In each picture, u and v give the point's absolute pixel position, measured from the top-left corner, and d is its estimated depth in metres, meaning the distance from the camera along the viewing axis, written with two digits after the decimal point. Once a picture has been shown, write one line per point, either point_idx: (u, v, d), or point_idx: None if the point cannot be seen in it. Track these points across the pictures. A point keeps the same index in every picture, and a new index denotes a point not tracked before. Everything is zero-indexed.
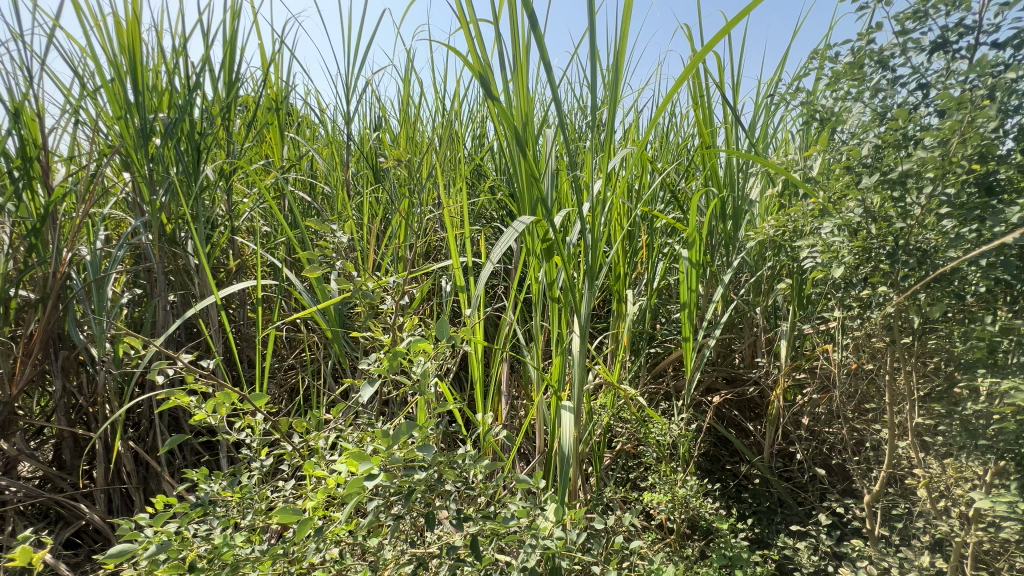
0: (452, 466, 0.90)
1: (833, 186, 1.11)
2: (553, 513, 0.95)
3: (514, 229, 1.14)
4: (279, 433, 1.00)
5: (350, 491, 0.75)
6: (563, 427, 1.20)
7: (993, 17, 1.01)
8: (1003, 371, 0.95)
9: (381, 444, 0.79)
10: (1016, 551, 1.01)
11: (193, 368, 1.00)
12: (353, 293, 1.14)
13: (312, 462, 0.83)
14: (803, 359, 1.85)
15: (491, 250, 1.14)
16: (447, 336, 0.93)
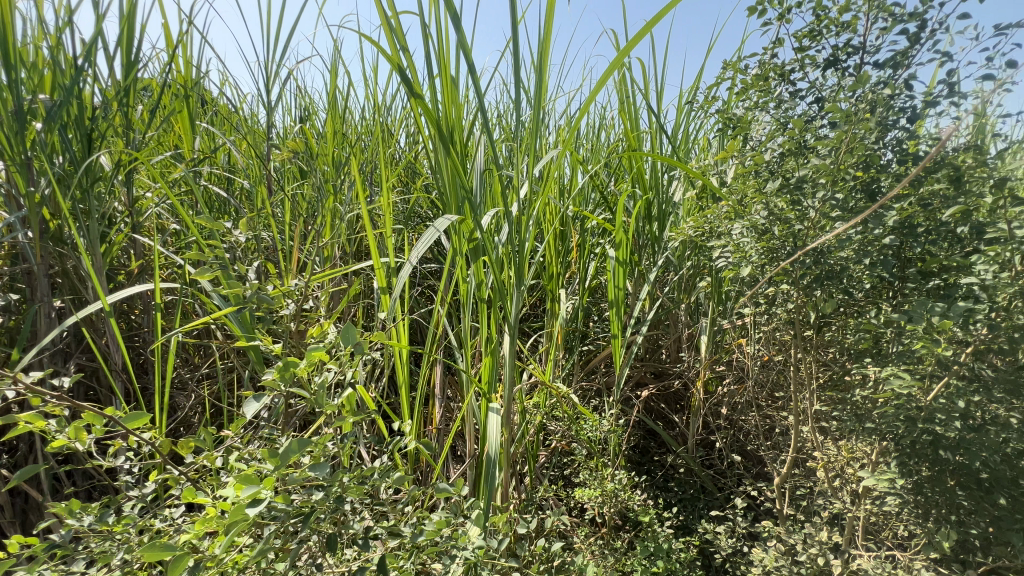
0: (363, 481, 0.85)
1: (743, 190, 1.18)
2: (474, 521, 0.93)
3: (435, 229, 1.10)
4: (166, 456, 0.90)
5: (231, 520, 0.68)
6: (489, 430, 1.18)
7: (875, 40, 1.12)
8: (884, 359, 1.06)
9: (272, 465, 0.73)
10: (896, 521, 1.12)
11: (45, 391, 0.88)
12: (248, 299, 1.08)
13: (193, 488, 0.75)
14: (722, 353, 1.97)
15: (411, 250, 1.09)
16: (353, 344, 0.89)
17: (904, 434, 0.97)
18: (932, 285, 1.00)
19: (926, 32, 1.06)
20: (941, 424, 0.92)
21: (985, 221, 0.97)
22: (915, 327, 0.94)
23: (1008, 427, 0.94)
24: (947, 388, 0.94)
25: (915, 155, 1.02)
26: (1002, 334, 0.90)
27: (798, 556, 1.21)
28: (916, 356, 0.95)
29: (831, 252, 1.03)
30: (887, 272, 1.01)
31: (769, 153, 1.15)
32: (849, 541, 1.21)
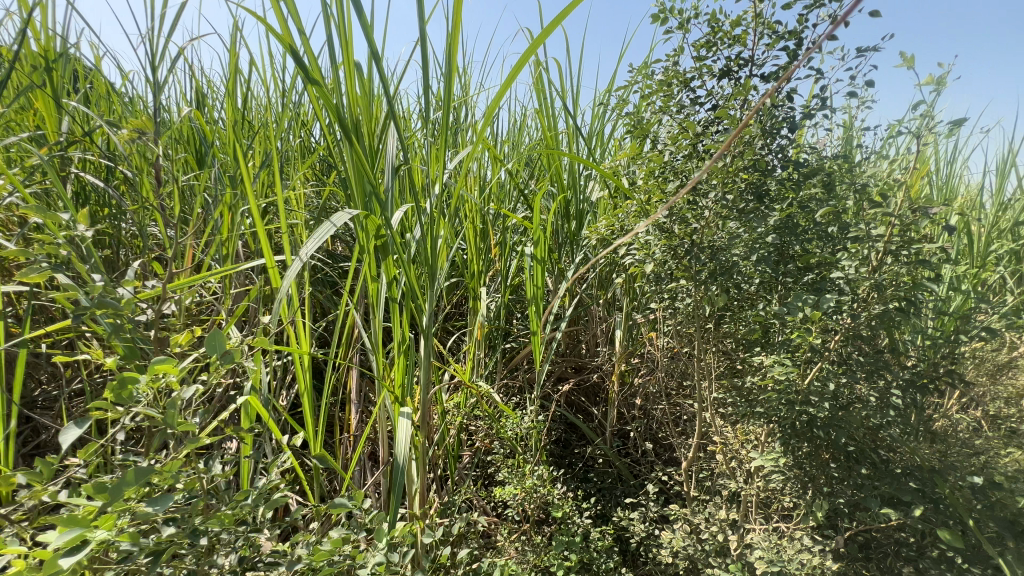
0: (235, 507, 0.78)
1: (648, 191, 1.24)
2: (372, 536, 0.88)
3: (332, 222, 1.01)
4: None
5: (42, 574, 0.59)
6: (397, 437, 1.15)
7: (761, 54, 1.21)
8: (769, 348, 1.16)
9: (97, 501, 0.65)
10: (780, 495, 1.24)
11: None
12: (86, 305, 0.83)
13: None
14: (636, 346, 2.06)
15: (302, 244, 0.99)
16: (223, 353, 0.80)
17: (786, 415, 1.07)
18: (807, 280, 1.08)
19: (802, 50, 1.17)
20: (815, 405, 1.02)
21: (850, 222, 1.10)
22: (793, 318, 1.03)
23: (867, 404, 1.06)
24: (820, 373, 1.05)
25: (794, 162, 1.12)
26: (862, 323, 1.02)
27: (700, 535, 1.29)
28: (795, 345, 1.06)
29: (725, 250, 1.11)
30: (773, 269, 1.10)
31: (672, 155, 1.21)
32: (744, 516, 1.31)
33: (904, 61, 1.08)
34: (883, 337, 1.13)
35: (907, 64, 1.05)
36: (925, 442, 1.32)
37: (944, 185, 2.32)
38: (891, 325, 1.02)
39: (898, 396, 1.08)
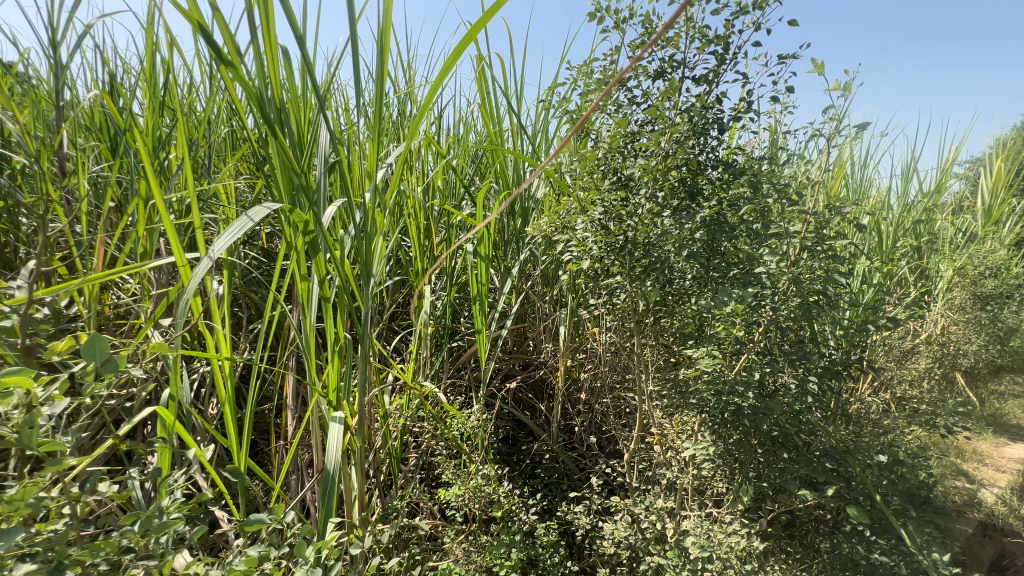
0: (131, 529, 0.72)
1: (586, 188, 1.25)
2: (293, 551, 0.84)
3: (247, 218, 0.89)
4: None
5: None
6: (328, 443, 1.05)
7: (692, 57, 1.26)
8: (701, 340, 1.20)
9: None
10: (711, 481, 1.29)
11: None
12: None
13: None
14: (580, 341, 2.09)
15: (212, 241, 0.87)
16: (103, 361, 0.72)
17: (714, 406, 1.11)
18: (733, 275, 1.14)
19: (730, 54, 1.22)
20: (742, 395, 1.07)
21: (771, 220, 1.16)
22: (721, 311, 1.08)
23: (787, 392, 1.13)
24: (746, 364, 1.10)
25: (722, 163, 1.17)
26: (782, 313, 1.08)
27: (639, 524, 1.32)
28: (723, 336, 1.11)
29: (658, 246, 1.14)
30: (703, 264, 1.15)
31: (609, 153, 1.22)
32: (680, 503, 1.36)
33: (817, 67, 1.16)
34: (801, 327, 1.20)
35: (819, 71, 1.12)
36: (838, 424, 1.42)
37: (857, 186, 2.52)
38: (807, 314, 1.09)
39: (814, 382, 1.16)
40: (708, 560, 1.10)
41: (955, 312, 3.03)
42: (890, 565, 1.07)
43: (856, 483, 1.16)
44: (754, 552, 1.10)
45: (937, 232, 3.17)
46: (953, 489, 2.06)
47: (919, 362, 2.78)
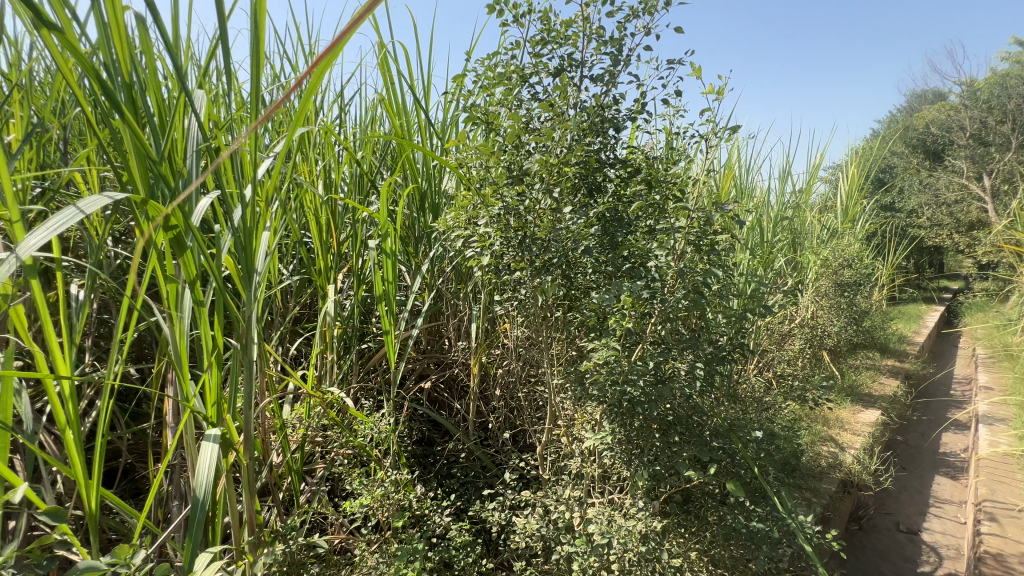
0: None
1: (487, 184, 1.24)
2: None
3: (75, 211, 0.73)
4: None
5: None
6: (198, 464, 0.92)
7: (590, 56, 1.28)
8: (600, 333, 1.24)
9: None
10: (611, 468, 1.34)
11: None
12: None
13: None
14: (493, 338, 2.08)
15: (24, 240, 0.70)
16: None
17: (613, 395, 1.16)
18: (626, 268, 1.19)
19: (623, 56, 1.26)
20: (637, 383, 1.12)
21: (662, 217, 1.22)
22: (617, 304, 1.12)
23: (678, 378, 1.20)
24: (643, 353, 1.16)
25: (618, 161, 1.21)
26: (672, 303, 1.15)
27: (548, 515, 1.35)
28: (621, 328, 1.15)
29: (557, 242, 1.16)
30: (601, 259, 1.18)
31: (511, 148, 1.22)
32: (587, 491, 1.40)
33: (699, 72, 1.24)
34: (691, 317, 1.29)
35: (700, 75, 1.20)
36: (726, 404, 1.55)
37: (744, 187, 2.77)
38: (694, 304, 1.16)
39: (702, 367, 1.25)
40: (607, 545, 1.15)
41: (821, 298, 3.47)
42: (766, 530, 1.18)
43: (739, 458, 1.26)
44: (649, 532, 1.16)
45: (809, 228, 3.60)
46: (821, 453, 2.35)
47: (795, 344, 3.13)
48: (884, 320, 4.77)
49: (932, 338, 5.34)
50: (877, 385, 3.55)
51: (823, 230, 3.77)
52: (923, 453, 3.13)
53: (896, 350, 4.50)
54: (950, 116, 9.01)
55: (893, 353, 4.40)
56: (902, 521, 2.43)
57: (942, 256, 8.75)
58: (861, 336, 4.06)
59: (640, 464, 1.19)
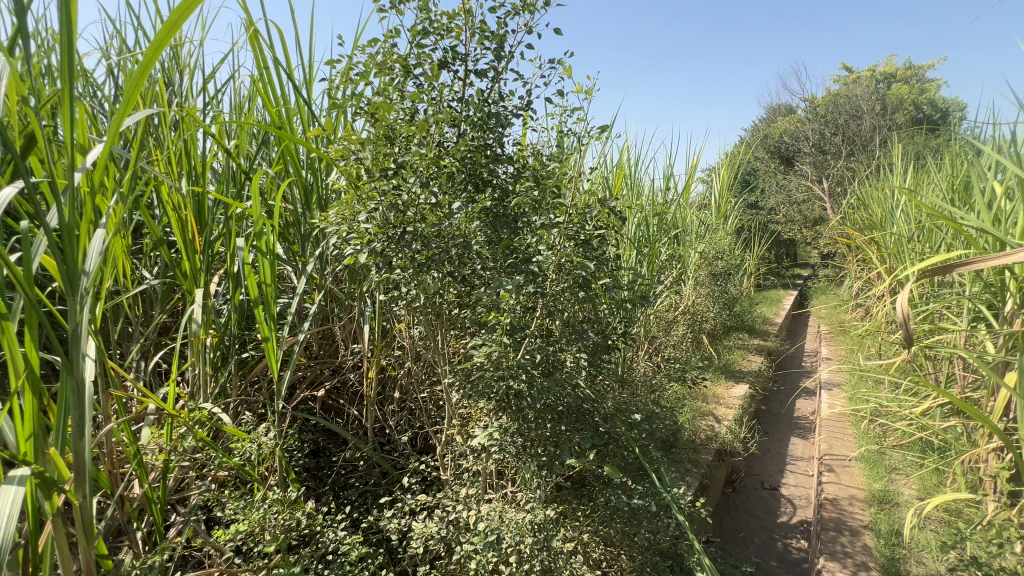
0: None
1: (365, 179, 1.16)
2: None
3: None
4: None
5: None
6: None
7: (473, 50, 1.26)
8: (487, 330, 1.23)
9: None
10: (504, 463, 1.35)
11: None
12: None
13: None
14: (390, 339, 2.00)
15: None
16: None
17: (499, 390, 1.17)
18: (509, 264, 1.20)
19: (504, 52, 1.26)
20: (523, 377, 1.15)
21: (546, 213, 1.26)
22: (502, 299, 1.12)
23: (563, 369, 1.24)
24: (529, 347, 1.18)
25: (501, 157, 1.22)
26: (554, 296, 1.19)
27: (444, 518, 1.33)
28: (507, 322, 1.17)
29: (440, 237, 1.13)
30: (485, 256, 1.18)
31: (393, 140, 1.17)
32: (483, 488, 1.41)
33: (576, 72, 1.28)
34: (577, 308, 1.35)
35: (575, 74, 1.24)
36: (613, 389, 1.64)
37: (632, 185, 2.96)
38: (575, 295, 1.22)
39: (586, 357, 1.31)
40: (498, 540, 1.16)
41: (700, 287, 3.83)
42: (646, 505, 1.27)
43: (621, 440, 1.35)
44: (540, 522, 1.20)
45: (690, 223, 3.95)
46: (700, 427, 2.60)
47: (678, 330, 3.44)
48: (750, 304, 5.43)
49: (788, 318, 6.20)
50: (746, 362, 4.03)
51: (700, 226, 4.17)
52: (782, 418, 3.62)
53: (760, 330, 5.13)
54: (798, 127, 10.49)
55: (758, 333, 5.02)
56: (766, 480, 2.78)
57: (795, 247, 10.18)
58: (733, 319, 4.58)
59: (529, 456, 1.22)
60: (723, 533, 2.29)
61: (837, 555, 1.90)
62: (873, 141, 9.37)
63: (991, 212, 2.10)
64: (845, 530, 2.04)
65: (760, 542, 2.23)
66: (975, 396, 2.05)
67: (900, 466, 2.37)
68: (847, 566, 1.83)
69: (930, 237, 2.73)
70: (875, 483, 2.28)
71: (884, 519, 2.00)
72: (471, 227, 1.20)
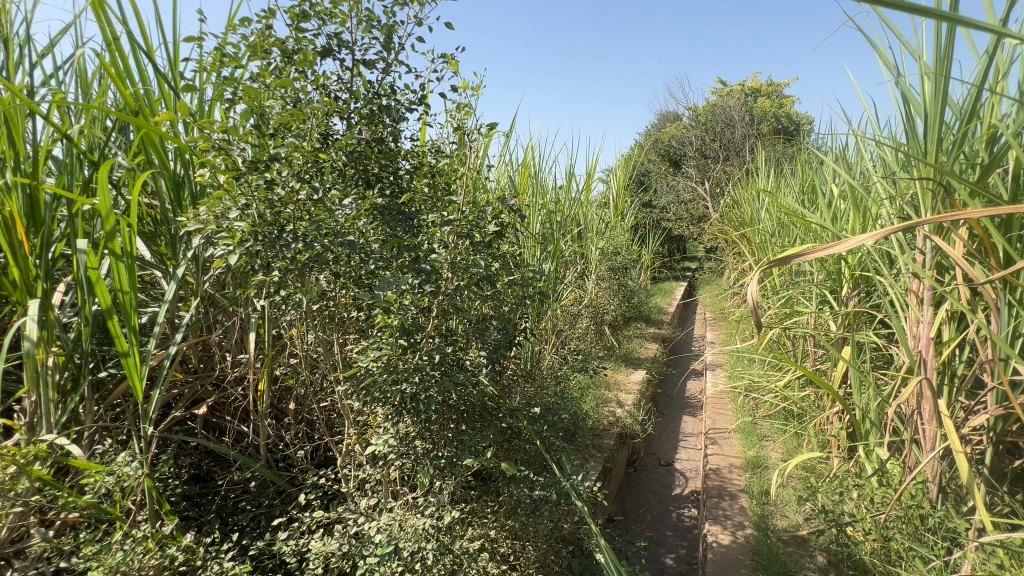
0: None
1: (236, 171, 1.04)
2: None
3: None
4: None
5: None
6: None
7: (358, 38, 1.19)
8: (381, 333, 1.18)
9: None
10: (406, 470, 1.31)
11: None
12: None
13: None
14: (280, 347, 1.84)
15: None
16: None
17: (394, 395, 1.14)
18: (399, 263, 1.16)
19: (393, 42, 1.21)
20: (418, 379, 1.13)
21: (440, 210, 1.24)
22: (393, 299, 1.08)
23: (461, 368, 1.22)
24: (425, 348, 1.15)
25: (391, 153, 1.17)
26: (449, 295, 1.18)
27: (344, 533, 1.25)
28: (401, 324, 1.13)
29: (322, 236, 1.06)
30: (377, 255, 1.13)
31: (270, 130, 1.07)
32: (386, 497, 1.35)
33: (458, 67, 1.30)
34: (477, 306, 1.35)
35: (452, 66, 1.28)
36: (518, 384, 1.67)
37: (537, 183, 3.04)
38: (472, 293, 1.22)
39: (486, 354, 1.32)
40: (397, 551, 1.12)
41: (601, 281, 4.04)
42: (546, 496, 1.30)
43: (523, 434, 1.37)
44: (443, 525, 1.17)
45: (591, 221, 4.14)
46: (602, 414, 2.75)
47: (583, 322, 3.61)
48: (647, 296, 5.86)
49: (679, 308, 6.78)
50: (644, 350, 4.33)
51: (601, 223, 4.41)
52: (674, 399, 3.96)
53: (656, 319, 5.55)
54: (684, 133, 11.52)
55: (654, 322, 5.43)
56: (662, 457, 3.02)
57: (684, 242, 11.19)
58: (631, 311, 4.91)
59: (428, 458, 1.20)
60: (625, 511, 2.44)
61: (719, 519, 2.11)
62: (744, 148, 10.59)
63: (830, 212, 2.48)
64: (726, 495, 2.28)
65: (656, 516, 2.42)
66: (822, 368, 2.40)
67: (768, 433, 2.71)
68: (727, 528, 2.04)
69: (786, 233, 3.14)
70: (749, 450, 2.57)
71: (756, 482, 2.27)
72: (358, 226, 1.14)
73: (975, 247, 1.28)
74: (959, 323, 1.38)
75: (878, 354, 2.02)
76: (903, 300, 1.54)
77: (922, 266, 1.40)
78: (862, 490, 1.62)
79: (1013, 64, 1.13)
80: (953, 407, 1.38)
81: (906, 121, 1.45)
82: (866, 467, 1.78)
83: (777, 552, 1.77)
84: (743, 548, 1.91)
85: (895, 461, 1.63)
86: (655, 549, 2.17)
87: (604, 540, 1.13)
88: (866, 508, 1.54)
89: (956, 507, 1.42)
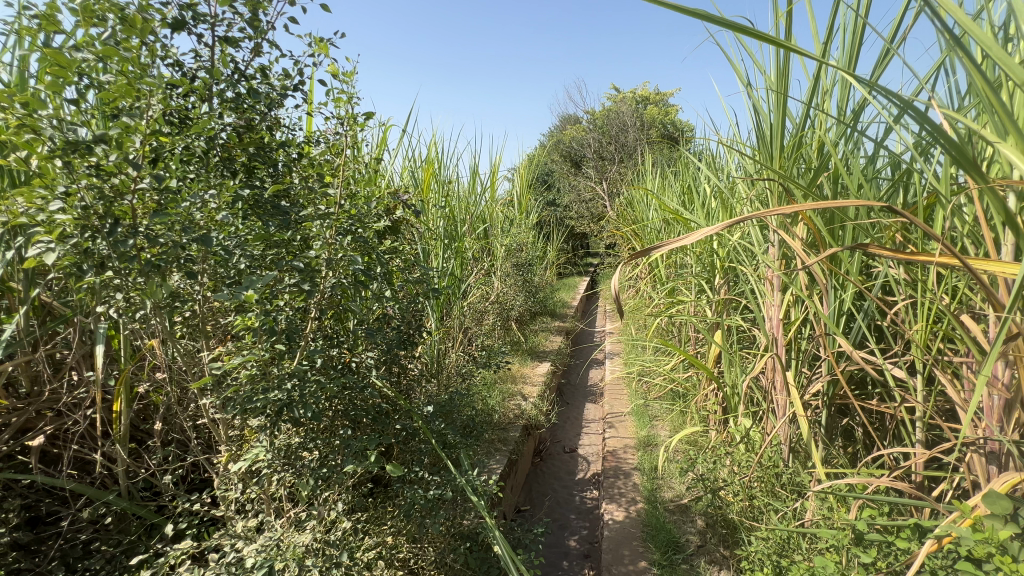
0: None
1: (59, 155, 0.87)
2: None
3: None
4: None
5: None
6: None
7: (216, 9, 1.06)
8: (251, 337, 1.08)
9: None
10: (289, 485, 1.20)
11: None
12: None
13: None
14: (137, 360, 1.61)
15: None
16: None
17: (268, 405, 1.04)
18: (269, 261, 1.06)
19: (256, 18, 1.10)
20: (294, 385, 1.05)
21: (318, 204, 1.16)
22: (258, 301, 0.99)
23: (344, 370, 1.16)
24: (303, 352, 1.08)
25: (262, 142, 1.08)
26: (328, 294, 1.11)
27: (220, 560, 1.13)
28: (274, 328, 1.05)
29: (172, 232, 0.94)
30: (243, 253, 1.03)
31: (106, 110, 0.92)
32: (268, 516, 1.24)
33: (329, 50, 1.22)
34: (365, 305, 1.29)
35: (322, 50, 1.19)
36: (416, 385, 1.62)
37: (441, 180, 3.00)
38: (355, 292, 1.17)
39: (374, 356, 1.27)
40: (277, 572, 1.03)
41: (507, 278, 4.10)
42: (442, 494, 1.28)
43: (418, 435, 1.33)
44: (331, 538, 1.10)
45: (495, 218, 4.17)
46: (508, 408, 2.80)
47: (490, 319, 3.63)
48: (551, 292, 6.06)
49: (583, 301, 7.10)
50: (549, 343, 4.47)
51: (505, 221, 4.48)
52: (578, 388, 4.15)
53: (561, 313, 5.75)
54: (584, 136, 12.09)
55: (559, 316, 5.63)
56: (566, 445, 3.14)
57: (587, 239, 11.78)
58: (536, 306, 5.06)
59: (312, 470, 1.12)
60: (532, 501, 2.51)
61: (615, 498, 2.25)
62: (637, 151, 11.38)
63: (704, 211, 2.75)
64: (621, 474, 2.44)
65: (560, 501, 2.51)
66: (700, 352, 2.65)
67: (658, 413, 2.94)
68: (621, 505, 2.19)
69: (671, 230, 3.44)
70: (642, 430, 2.78)
71: (646, 459, 2.45)
72: (219, 220, 1.03)
73: (810, 241, 1.48)
74: (801, 306, 1.59)
75: (744, 335, 2.28)
76: (759, 287, 1.75)
77: (771, 257, 1.59)
78: (732, 456, 1.82)
79: (834, 85, 1.32)
80: (797, 377, 1.60)
81: (757, 130, 1.64)
82: (735, 437, 1.99)
83: (664, 521, 1.93)
84: (635, 521, 2.05)
85: (757, 429, 1.84)
86: (559, 533, 2.25)
87: (498, 531, 1.13)
88: (734, 472, 1.73)
89: (802, 464, 1.64)
